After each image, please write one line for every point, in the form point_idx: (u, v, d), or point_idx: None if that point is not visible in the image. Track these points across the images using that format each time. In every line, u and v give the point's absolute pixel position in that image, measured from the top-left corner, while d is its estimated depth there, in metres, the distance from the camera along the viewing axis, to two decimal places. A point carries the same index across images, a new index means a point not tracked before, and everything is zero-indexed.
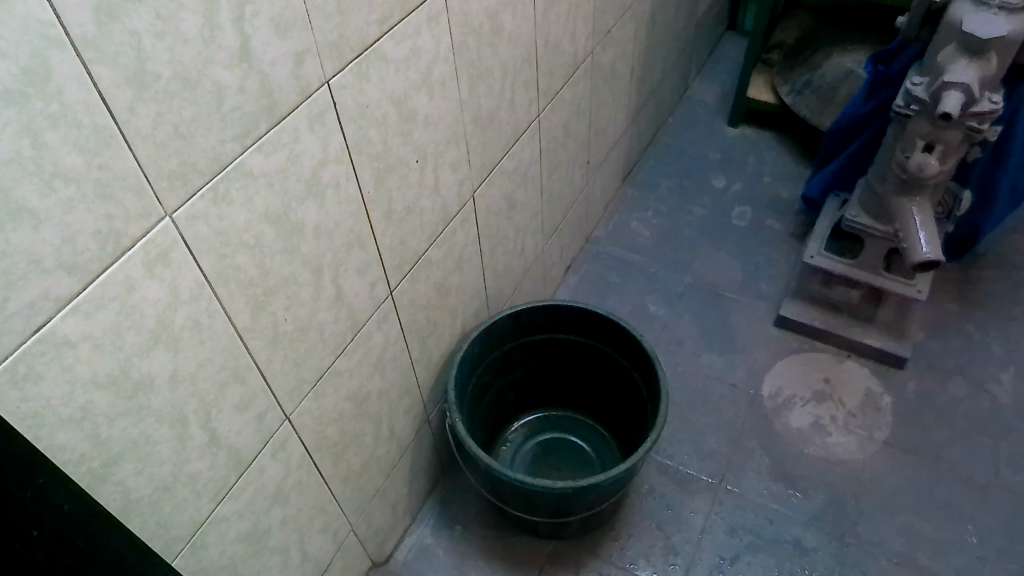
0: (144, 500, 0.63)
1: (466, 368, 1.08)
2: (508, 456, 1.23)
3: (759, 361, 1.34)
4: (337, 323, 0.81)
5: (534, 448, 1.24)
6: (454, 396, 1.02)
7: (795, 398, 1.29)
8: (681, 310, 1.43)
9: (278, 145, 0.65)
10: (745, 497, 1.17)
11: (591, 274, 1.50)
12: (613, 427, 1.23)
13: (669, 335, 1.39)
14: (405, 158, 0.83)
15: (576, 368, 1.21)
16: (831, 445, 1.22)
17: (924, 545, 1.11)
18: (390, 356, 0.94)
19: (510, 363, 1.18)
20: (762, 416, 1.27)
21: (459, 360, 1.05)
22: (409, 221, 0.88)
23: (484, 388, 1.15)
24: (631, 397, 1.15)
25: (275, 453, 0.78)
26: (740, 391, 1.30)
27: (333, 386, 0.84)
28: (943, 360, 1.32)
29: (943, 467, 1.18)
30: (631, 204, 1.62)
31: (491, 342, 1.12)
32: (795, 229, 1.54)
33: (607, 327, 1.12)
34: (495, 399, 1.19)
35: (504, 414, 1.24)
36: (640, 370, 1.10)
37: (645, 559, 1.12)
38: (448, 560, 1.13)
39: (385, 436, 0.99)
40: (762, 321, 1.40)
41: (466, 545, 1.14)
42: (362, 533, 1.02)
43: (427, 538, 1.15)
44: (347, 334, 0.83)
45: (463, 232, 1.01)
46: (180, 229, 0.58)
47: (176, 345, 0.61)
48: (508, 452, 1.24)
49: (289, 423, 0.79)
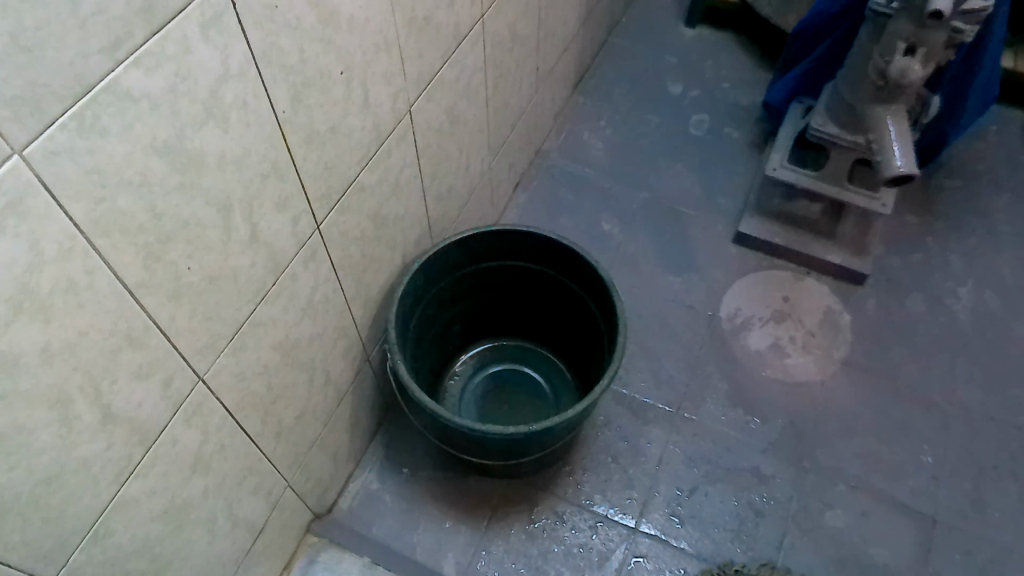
0: (25, 497, 0.53)
1: (408, 304, 0.98)
2: (458, 390, 1.16)
3: (717, 281, 1.29)
4: (255, 268, 0.70)
5: (485, 381, 1.17)
6: (396, 338, 0.93)
7: (754, 318, 1.24)
8: (636, 229, 1.35)
9: (162, 59, 0.51)
10: (704, 426, 1.14)
11: (541, 190, 1.39)
12: (568, 356, 1.16)
13: (625, 256, 1.31)
14: (327, 70, 0.69)
15: (529, 295, 1.13)
16: (789, 367, 1.19)
17: (881, 467, 1.10)
18: (321, 299, 0.84)
19: (456, 294, 1.08)
20: (721, 339, 1.22)
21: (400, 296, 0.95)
22: (334, 144, 0.75)
23: (429, 322, 1.06)
24: (587, 327, 1.07)
25: (189, 420, 0.68)
26: (698, 313, 1.25)
27: (254, 337, 0.74)
28: (903, 276, 1.28)
29: (901, 387, 1.17)
30: (583, 113, 1.50)
31: (434, 274, 1.01)
32: (754, 139, 1.45)
33: (562, 254, 1.03)
34: (442, 332, 1.10)
35: (451, 347, 1.15)
36: (597, 300, 1.02)
37: (603, 494, 1.08)
38: (397, 505, 1.08)
39: (320, 384, 0.90)
40: (720, 238, 1.34)
41: (415, 489, 1.09)
42: (301, 488, 0.96)
43: (373, 483, 1.09)
44: (268, 279, 0.72)
45: (400, 154, 0.89)
46: (35, 170, 0.45)
47: (46, 313, 0.50)
48: (458, 385, 1.17)
49: (204, 385, 0.69)
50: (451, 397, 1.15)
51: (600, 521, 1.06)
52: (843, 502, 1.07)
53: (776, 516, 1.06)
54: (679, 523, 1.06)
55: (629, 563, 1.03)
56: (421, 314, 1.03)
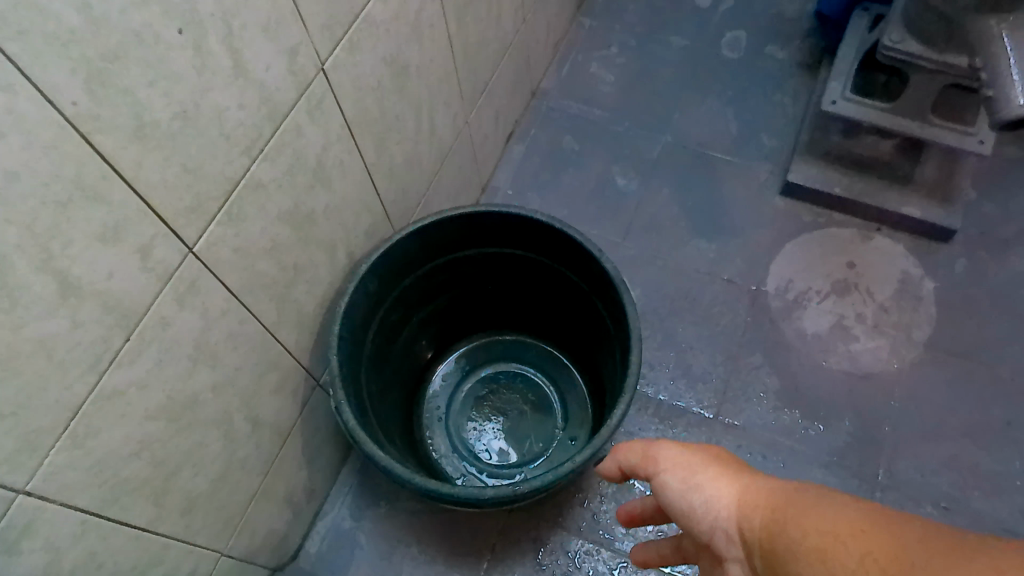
0: None
1: (359, 317, 0.76)
2: (444, 402, 0.95)
3: (761, 245, 1.04)
4: (86, 328, 0.49)
5: (476, 387, 0.96)
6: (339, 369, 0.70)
7: (810, 292, 1.00)
8: (658, 183, 1.09)
9: None
10: (749, 434, 0.91)
11: (540, 141, 1.14)
12: (573, 355, 0.94)
13: (644, 219, 1.07)
14: (153, 30, 0.46)
15: (518, 285, 0.90)
16: (856, 354, 0.95)
17: (978, 479, 0.87)
18: (221, 337, 0.63)
19: (426, 292, 0.86)
20: (769, 321, 0.98)
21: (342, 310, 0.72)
22: (193, 134, 0.52)
23: (392, 331, 0.84)
24: (594, 325, 0.84)
25: (13, 547, 0.49)
26: (737, 288, 1.01)
27: (111, 414, 0.53)
28: (999, 227, 1.02)
29: (1001, 374, 0.93)
30: (589, 39, 1.23)
31: (392, 272, 0.78)
32: (802, 59, 1.17)
33: (554, 238, 0.79)
34: (411, 338, 0.89)
35: (429, 350, 0.94)
36: (601, 296, 0.79)
37: (626, 527, 0.88)
38: (373, 548, 0.88)
39: (245, 434, 0.70)
40: (764, 189, 1.08)
41: (396, 526, 0.89)
42: (242, 551, 0.77)
43: (344, 522, 0.90)
44: (115, 336, 0.51)
45: (317, 130, 0.66)
46: None
47: None
48: (444, 395, 0.95)
49: (31, 497, 0.49)
50: (433, 412, 0.94)
51: (623, 563, 0.86)
52: None
53: None
54: None
55: None
56: (379, 323, 0.80)
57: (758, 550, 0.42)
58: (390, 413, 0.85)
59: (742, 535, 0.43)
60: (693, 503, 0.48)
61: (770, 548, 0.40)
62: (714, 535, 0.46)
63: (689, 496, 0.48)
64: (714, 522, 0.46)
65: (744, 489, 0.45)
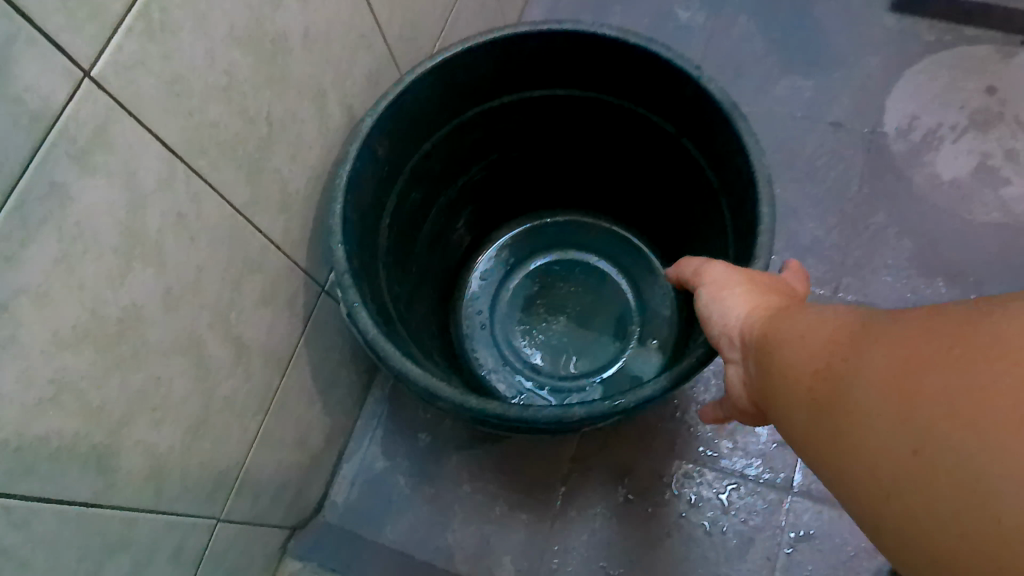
0: None
1: (372, 193, 0.54)
2: (485, 306, 0.75)
3: (870, 79, 0.82)
4: None
5: (524, 285, 0.76)
6: (351, 266, 0.49)
7: (944, 129, 0.79)
8: (730, 12, 0.86)
9: None
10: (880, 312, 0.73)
11: None
12: (647, 231, 0.73)
13: (716, 59, 0.84)
14: None
15: (573, 143, 0.69)
16: (1009, 202, 0.76)
17: None
18: (165, 220, 0.42)
19: (455, 160, 0.64)
20: (894, 170, 0.78)
21: (347, 180, 0.50)
22: None
23: (414, 214, 0.63)
24: (685, 187, 0.63)
25: None
26: (847, 134, 0.80)
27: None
28: None
29: None
30: None
31: (413, 130, 0.56)
32: None
33: (632, 66, 0.56)
34: (440, 223, 0.68)
35: (462, 240, 0.74)
36: (699, 139, 0.57)
37: (731, 441, 0.70)
38: (414, 491, 0.70)
39: (230, 363, 0.51)
40: (865, 10, 0.85)
41: (440, 462, 0.71)
42: (246, 513, 0.59)
43: (376, 463, 0.72)
44: None
45: None
46: None
47: None
48: (484, 297, 0.76)
49: None
50: (474, 318, 0.75)
51: (733, 484, 0.68)
52: None
53: None
54: None
55: (787, 546, 0.66)
56: (398, 203, 0.59)
57: (752, 345, 0.39)
58: (423, 321, 0.65)
59: (744, 334, 0.41)
60: (712, 313, 0.45)
61: (764, 345, 0.38)
62: (721, 336, 0.44)
63: (711, 305, 0.45)
64: (726, 322, 0.43)
65: (769, 299, 0.42)
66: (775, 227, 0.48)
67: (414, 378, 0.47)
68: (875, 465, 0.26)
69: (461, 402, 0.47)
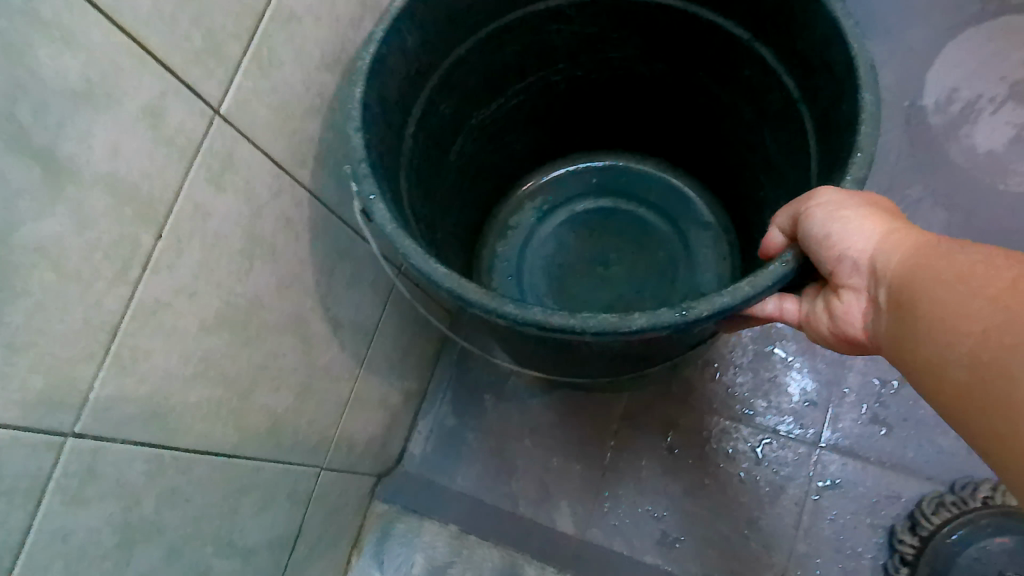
0: None
1: (398, 92, 0.54)
2: (514, 257, 0.82)
3: (913, 52, 0.84)
4: (99, 227, 0.37)
5: (550, 234, 0.83)
6: (368, 158, 0.47)
7: (983, 101, 0.82)
8: None
9: None
10: None
11: None
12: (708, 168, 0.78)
13: None
14: None
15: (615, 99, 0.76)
16: None
17: None
18: (278, 225, 0.51)
19: (494, 75, 0.66)
20: (931, 141, 0.82)
21: (368, 68, 0.48)
22: None
23: (445, 133, 0.65)
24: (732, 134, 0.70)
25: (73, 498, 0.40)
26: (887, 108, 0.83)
27: (162, 332, 0.43)
28: None
29: None
30: None
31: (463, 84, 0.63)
32: None
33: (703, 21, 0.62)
34: (481, 174, 0.75)
35: (509, 154, 0.78)
36: (749, 85, 0.64)
37: (766, 400, 0.76)
38: (481, 445, 0.80)
39: (328, 336, 0.61)
40: None
41: (502, 420, 0.80)
42: (342, 462, 0.69)
43: (447, 420, 0.81)
44: (145, 234, 0.40)
45: None
46: None
47: None
48: (512, 249, 0.83)
49: (76, 441, 0.39)
50: (504, 270, 0.82)
51: (767, 439, 0.75)
52: None
53: None
54: (885, 430, 0.73)
55: (814, 493, 0.73)
56: (423, 117, 0.60)
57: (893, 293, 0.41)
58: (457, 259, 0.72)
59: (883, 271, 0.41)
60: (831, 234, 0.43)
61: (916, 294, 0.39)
62: (838, 265, 0.43)
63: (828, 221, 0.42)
64: (846, 250, 0.42)
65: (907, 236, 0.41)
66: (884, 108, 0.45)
67: (484, 302, 0.43)
68: (988, 396, 0.34)
69: (491, 308, 0.43)
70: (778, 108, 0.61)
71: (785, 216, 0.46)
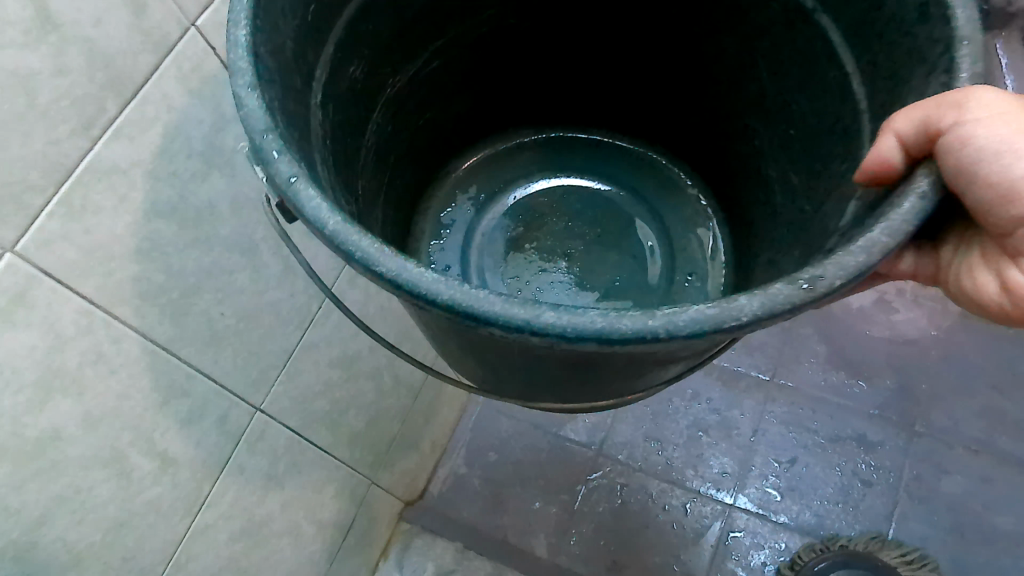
0: (96, 546, 0.57)
1: (291, 46, 0.47)
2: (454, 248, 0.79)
3: None
4: (295, 296, 0.70)
5: (493, 224, 0.80)
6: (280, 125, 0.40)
7: None
8: None
9: (144, 124, 0.51)
10: (802, 392, 1.06)
11: None
12: (707, 153, 0.76)
13: None
14: None
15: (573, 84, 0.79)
16: (897, 323, 1.07)
17: (1007, 426, 0.99)
18: (375, 309, 0.83)
19: (427, 24, 0.64)
20: None
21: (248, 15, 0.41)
22: None
23: (359, 107, 0.60)
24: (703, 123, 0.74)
25: (253, 447, 0.71)
26: None
27: (309, 360, 0.75)
28: None
29: None
30: None
31: (385, 56, 0.61)
32: None
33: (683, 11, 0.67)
34: (404, 144, 0.71)
35: (448, 117, 0.76)
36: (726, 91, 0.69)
37: (694, 470, 1.04)
38: (484, 489, 1.08)
39: (390, 386, 0.91)
40: None
41: (499, 471, 1.09)
42: (386, 482, 0.98)
43: (460, 468, 1.10)
44: (313, 304, 0.73)
45: None
46: (34, 261, 0.46)
47: (80, 386, 0.52)
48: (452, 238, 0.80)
49: (262, 414, 0.71)
50: (439, 261, 0.78)
51: (694, 498, 1.02)
52: (963, 469, 0.98)
53: (886, 487, 0.98)
54: (778, 497, 1.01)
55: (725, 539, 0.99)
56: (334, 76, 0.54)
57: None
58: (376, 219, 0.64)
59: None
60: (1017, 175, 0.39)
61: None
62: None
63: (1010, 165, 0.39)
64: None
65: None
66: (984, 23, 0.42)
67: (550, 329, 0.34)
68: None
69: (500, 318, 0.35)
70: (755, 86, 0.65)
71: (908, 121, 0.41)
